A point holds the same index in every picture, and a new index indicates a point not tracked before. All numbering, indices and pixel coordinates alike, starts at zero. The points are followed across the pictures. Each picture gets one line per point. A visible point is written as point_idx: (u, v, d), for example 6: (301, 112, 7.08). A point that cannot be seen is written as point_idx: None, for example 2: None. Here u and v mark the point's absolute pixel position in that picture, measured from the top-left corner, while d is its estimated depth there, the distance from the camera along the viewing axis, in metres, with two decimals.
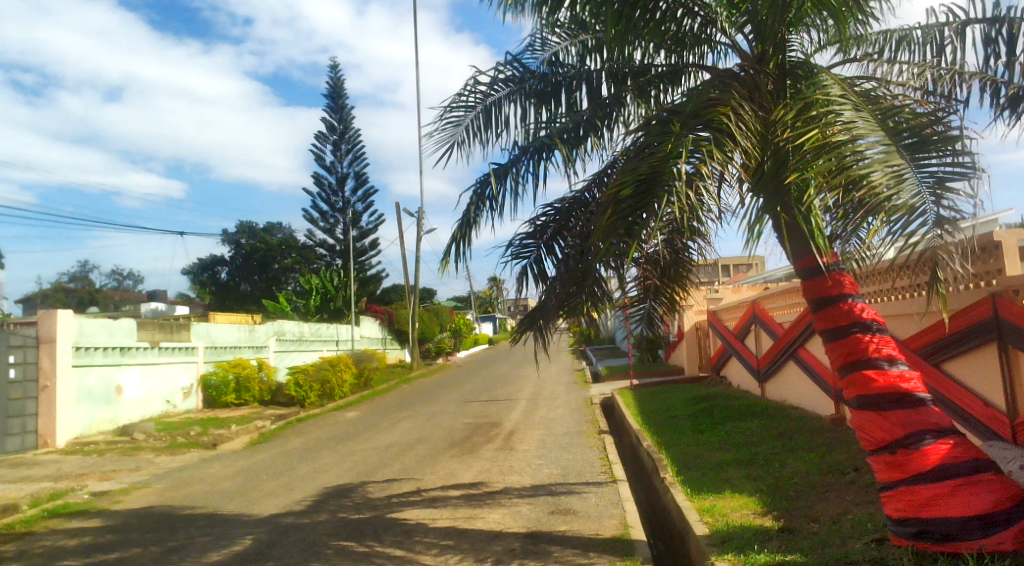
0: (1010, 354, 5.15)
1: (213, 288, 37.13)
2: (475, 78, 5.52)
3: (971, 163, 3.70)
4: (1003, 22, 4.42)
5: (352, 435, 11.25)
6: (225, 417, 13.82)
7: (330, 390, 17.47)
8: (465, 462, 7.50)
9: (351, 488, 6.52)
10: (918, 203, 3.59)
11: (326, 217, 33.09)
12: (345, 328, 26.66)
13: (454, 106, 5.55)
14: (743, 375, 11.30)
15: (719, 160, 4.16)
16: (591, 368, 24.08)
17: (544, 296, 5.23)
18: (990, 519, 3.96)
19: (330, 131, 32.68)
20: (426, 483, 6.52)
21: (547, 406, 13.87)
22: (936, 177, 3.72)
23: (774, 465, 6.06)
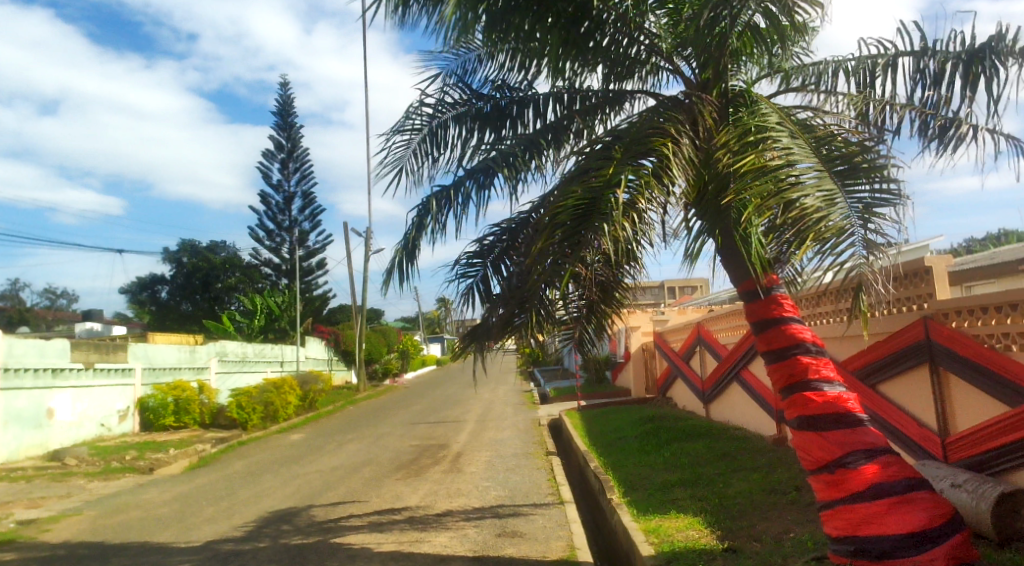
0: (942, 375, 5.33)
1: (153, 308, 36.06)
2: (419, 100, 5.37)
3: (897, 190, 3.96)
4: (929, 56, 4.61)
5: (296, 458, 11.04)
6: (163, 441, 13.40)
7: (273, 412, 17.14)
8: (412, 486, 7.40)
9: (294, 513, 6.38)
10: (847, 225, 3.77)
11: (272, 235, 32.63)
12: (289, 349, 26.31)
13: (400, 130, 5.38)
14: (689, 396, 11.43)
15: (653, 189, 4.43)
16: (538, 390, 24.08)
17: (487, 315, 5.22)
18: (923, 536, 4.17)
19: (277, 150, 32.32)
20: (371, 507, 6.42)
21: (495, 427, 13.79)
22: (864, 203, 3.98)
23: (718, 485, 6.11)
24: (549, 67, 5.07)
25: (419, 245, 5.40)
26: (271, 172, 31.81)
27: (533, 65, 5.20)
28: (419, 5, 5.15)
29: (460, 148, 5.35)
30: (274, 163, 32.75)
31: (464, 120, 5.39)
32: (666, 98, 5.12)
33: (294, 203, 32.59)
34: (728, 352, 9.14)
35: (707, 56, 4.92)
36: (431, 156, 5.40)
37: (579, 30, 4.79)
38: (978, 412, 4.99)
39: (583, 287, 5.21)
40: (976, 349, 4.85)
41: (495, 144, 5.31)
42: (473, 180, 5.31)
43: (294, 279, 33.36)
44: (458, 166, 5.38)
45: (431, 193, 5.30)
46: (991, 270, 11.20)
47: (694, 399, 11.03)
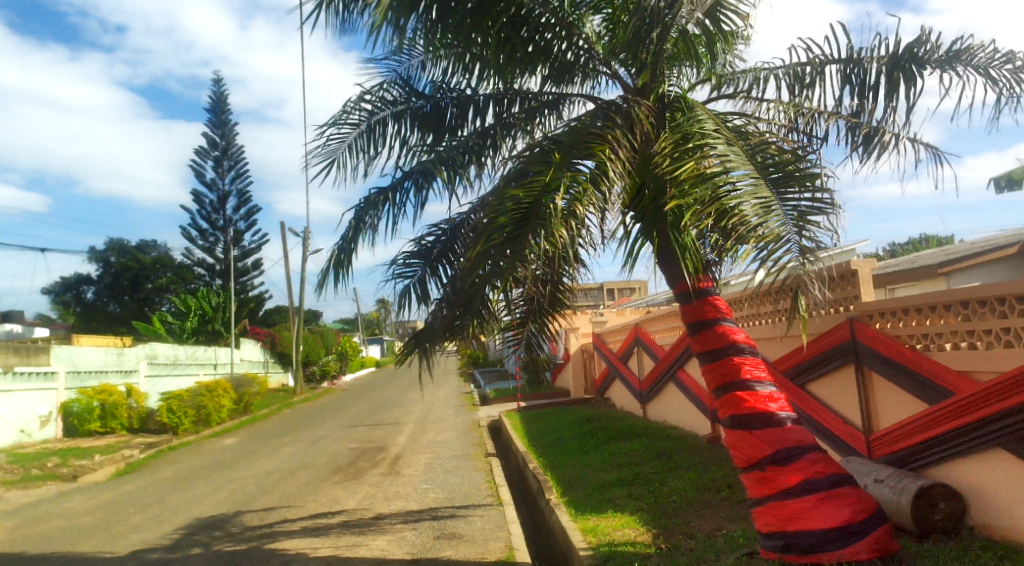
0: (866, 374, 5.63)
1: (77, 309, 34.66)
2: (358, 95, 5.36)
3: (828, 200, 4.02)
4: (856, 64, 4.73)
5: (230, 463, 10.76)
6: (88, 447, 12.90)
7: (206, 416, 16.74)
8: (349, 489, 7.31)
9: (226, 519, 6.23)
10: (783, 232, 3.85)
11: (206, 234, 31.99)
12: (223, 352, 25.73)
13: (338, 124, 5.36)
14: (626, 396, 11.61)
15: (590, 199, 4.50)
16: (477, 391, 24.15)
17: (431, 318, 5.19)
18: (847, 530, 4.31)
19: (211, 147, 31.58)
20: (307, 511, 6.31)
21: (435, 429, 13.74)
22: (799, 211, 4.03)
23: (654, 484, 6.21)
24: (490, 71, 5.09)
25: (357, 243, 5.36)
26: (204, 170, 31.03)
27: (475, 67, 5.19)
28: (359, 3, 5.09)
29: (398, 147, 5.36)
30: (207, 161, 32.01)
31: (404, 119, 5.39)
32: (605, 102, 5.19)
33: (228, 202, 31.92)
34: (664, 352, 9.31)
35: (644, 60, 5.07)
36: (368, 152, 5.38)
37: (518, 33, 4.84)
38: (901, 409, 5.28)
39: (525, 289, 5.18)
40: (901, 349, 5.17)
41: (435, 147, 5.32)
42: (412, 180, 5.30)
43: (228, 279, 32.71)
44: (399, 168, 5.39)
45: (370, 193, 5.27)
46: (908, 274, 11.84)
47: (631, 399, 11.21)
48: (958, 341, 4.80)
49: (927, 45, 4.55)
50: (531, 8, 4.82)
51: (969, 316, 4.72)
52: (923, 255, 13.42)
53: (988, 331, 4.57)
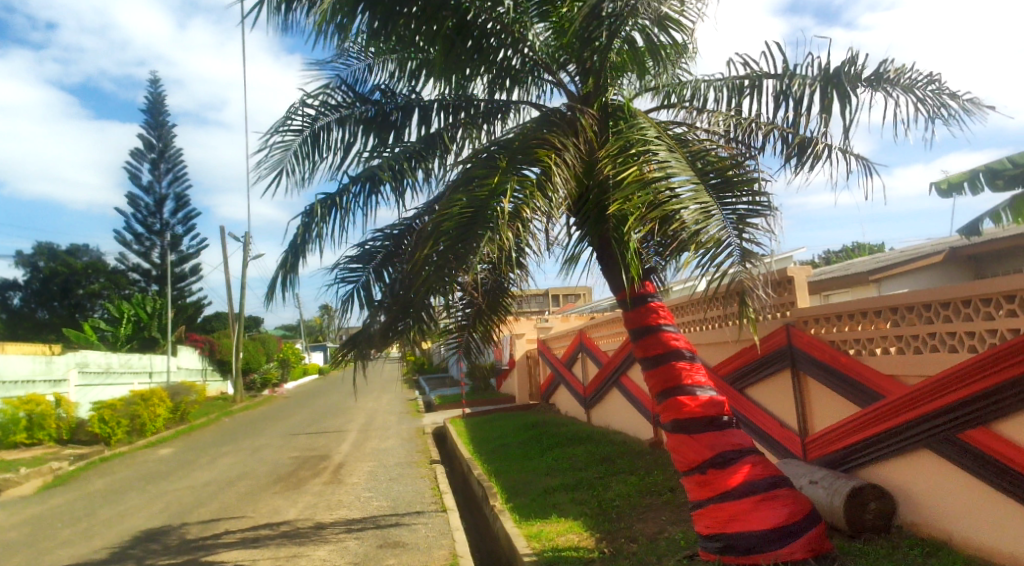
0: (801, 378, 5.79)
1: (3, 316, 33.19)
2: (301, 100, 5.29)
3: (766, 202, 4.17)
4: (789, 79, 4.93)
5: (165, 475, 10.45)
6: (13, 461, 12.36)
7: (140, 426, 16.25)
8: (290, 499, 7.18)
9: (161, 532, 6.06)
10: (723, 236, 3.94)
11: (141, 239, 31.16)
12: (160, 359, 25.01)
13: (280, 130, 5.26)
14: (570, 401, 11.69)
15: (539, 202, 4.49)
16: (422, 398, 23.96)
17: (367, 321, 5.20)
18: (784, 530, 4.41)
19: (147, 149, 30.81)
20: (247, 522, 6.18)
21: (379, 437, 13.59)
22: (738, 214, 4.15)
23: (597, 488, 6.26)
24: (435, 75, 5.09)
25: (306, 252, 5.25)
26: (138, 173, 30.22)
27: (421, 73, 5.20)
28: (301, 6, 5.02)
29: (344, 152, 5.29)
30: (143, 163, 31.19)
31: (348, 124, 5.33)
32: (549, 110, 5.22)
33: (165, 205, 31.17)
34: (608, 357, 9.42)
35: (589, 69, 5.13)
36: (313, 158, 5.29)
37: (464, 40, 4.85)
38: (835, 412, 5.45)
39: (467, 294, 5.19)
40: (834, 353, 5.34)
41: (381, 151, 5.27)
42: (359, 186, 5.21)
43: (166, 285, 31.89)
44: (345, 172, 5.30)
45: (316, 199, 5.16)
46: (842, 280, 12.29)
47: (575, 404, 11.29)
48: (888, 346, 5.00)
49: (856, 66, 4.74)
50: (476, 14, 4.83)
51: (897, 321, 4.92)
52: (856, 262, 13.95)
53: (915, 335, 4.78)
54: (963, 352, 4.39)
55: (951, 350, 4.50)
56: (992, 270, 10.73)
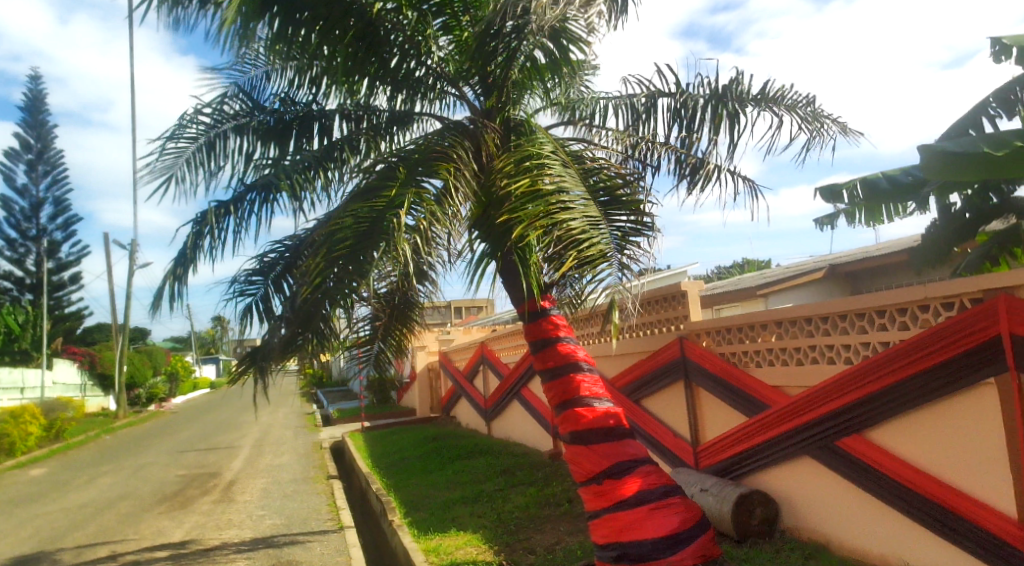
0: (693, 390, 6.01)
1: None
2: (196, 108, 5.12)
3: (650, 224, 4.36)
4: (684, 98, 5.13)
5: (36, 498, 9.77)
6: None
7: (7, 445, 15.22)
8: (176, 519, 6.89)
9: (27, 560, 5.66)
10: (608, 249, 4.08)
11: (15, 245, 29.26)
12: (33, 374, 23.47)
13: (173, 138, 5.07)
14: (471, 414, 11.73)
15: (437, 216, 4.50)
16: (320, 412, 23.36)
17: (267, 335, 5.07)
18: (676, 538, 4.53)
19: (23, 150, 29.04)
20: (126, 546, 5.87)
21: (274, 453, 13.21)
22: (623, 231, 4.33)
23: (496, 500, 6.29)
24: (335, 84, 5.03)
25: (197, 261, 5.05)
26: (13, 175, 28.41)
27: (322, 80, 5.11)
28: (196, 8, 4.86)
29: (240, 161, 5.14)
30: (20, 164, 29.31)
31: (246, 132, 5.20)
32: (451, 123, 5.27)
33: (43, 209, 29.40)
34: (508, 370, 9.51)
35: (491, 84, 5.19)
36: (207, 166, 5.12)
37: (366, 49, 4.83)
38: (725, 422, 5.67)
39: (370, 307, 5.07)
40: (724, 365, 5.57)
41: (280, 159, 5.16)
42: (253, 194, 5.08)
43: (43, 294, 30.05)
44: (240, 180, 5.16)
45: (209, 208, 4.97)
46: (732, 295, 12.83)
47: (476, 417, 11.34)
48: (772, 358, 5.24)
49: (742, 86, 4.98)
50: (388, 31, 4.88)
51: (781, 334, 5.17)
52: (744, 277, 14.74)
53: (797, 348, 5.04)
54: (840, 363, 4.68)
55: (829, 362, 4.78)
56: (865, 284, 11.60)
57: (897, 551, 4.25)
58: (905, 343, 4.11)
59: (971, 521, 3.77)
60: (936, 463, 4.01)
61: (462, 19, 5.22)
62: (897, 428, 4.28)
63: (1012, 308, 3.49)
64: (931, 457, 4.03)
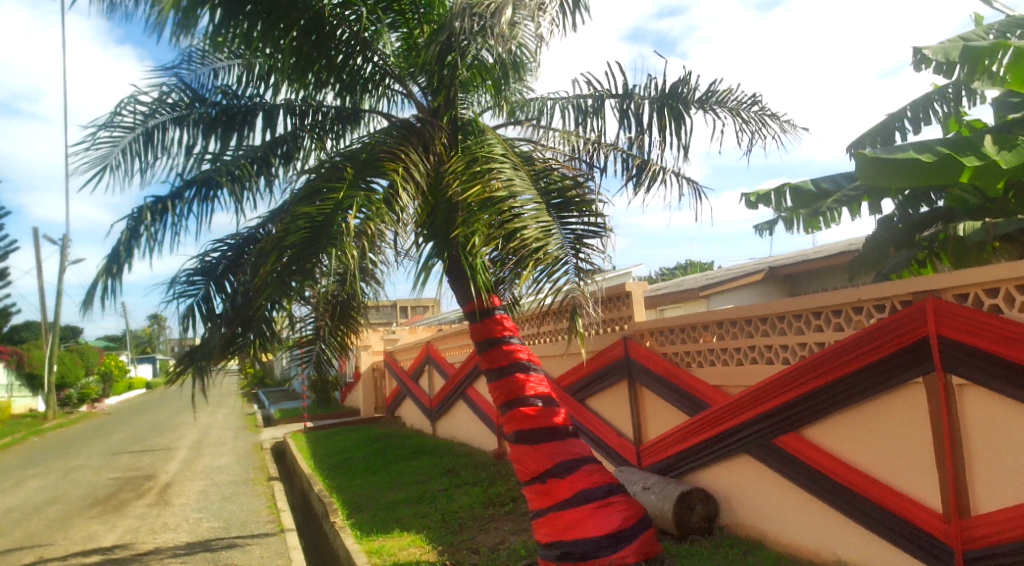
0: (637, 389, 6.10)
1: None
2: (133, 96, 4.98)
3: (601, 224, 4.40)
4: (629, 100, 5.19)
5: None
6: None
7: None
8: (107, 523, 6.68)
9: None
10: (561, 254, 4.09)
11: None
12: None
13: (107, 126, 4.91)
14: (416, 414, 11.69)
15: (385, 216, 4.42)
16: (261, 412, 22.93)
17: (207, 335, 4.97)
18: (617, 536, 4.57)
19: None
20: (52, 552, 5.67)
21: (213, 454, 12.91)
22: (576, 234, 4.36)
23: (440, 501, 6.28)
24: (280, 80, 4.98)
25: (131, 257, 4.91)
26: None
27: (269, 76, 5.04)
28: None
29: (179, 154, 5.02)
30: None
31: (186, 124, 5.06)
32: (399, 121, 5.23)
33: None
34: (453, 370, 9.50)
35: (438, 84, 5.18)
36: (143, 158, 4.99)
37: (313, 45, 4.75)
38: (668, 421, 5.77)
39: (316, 307, 5.04)
40: (668, 365, 5.66)
41: (221, 154, 5.06)
42: (192, 190, 4.99)
43: None
44: (178, 174, 5.03)
45: (145, 203, 4.85)
46: (676, 296, 13.03)
47: (421, 417, 11.31)
48: (713, 358, 5.34)
49: (688, 87, 5.05)
50: (334, 26, 4.81)
51: (722, 334, 5.29)
52: (686, 279, 15.08)
53: (738, 348, 5.15)
54: (778, 364, 4.79)
55: (768, 362, 4.90)
56: (803, 286, 12.05)
57: (830, 546, 4.37)
58: (839, 344, 4.22)
59: (897, 515, 3.91)
60: (867, 461, 4.13)
61: (411, 16, 5.22)
62: (831, 427, 4.40)
63: (941, 311, 3.62)
64: (862, 454, 4.16)
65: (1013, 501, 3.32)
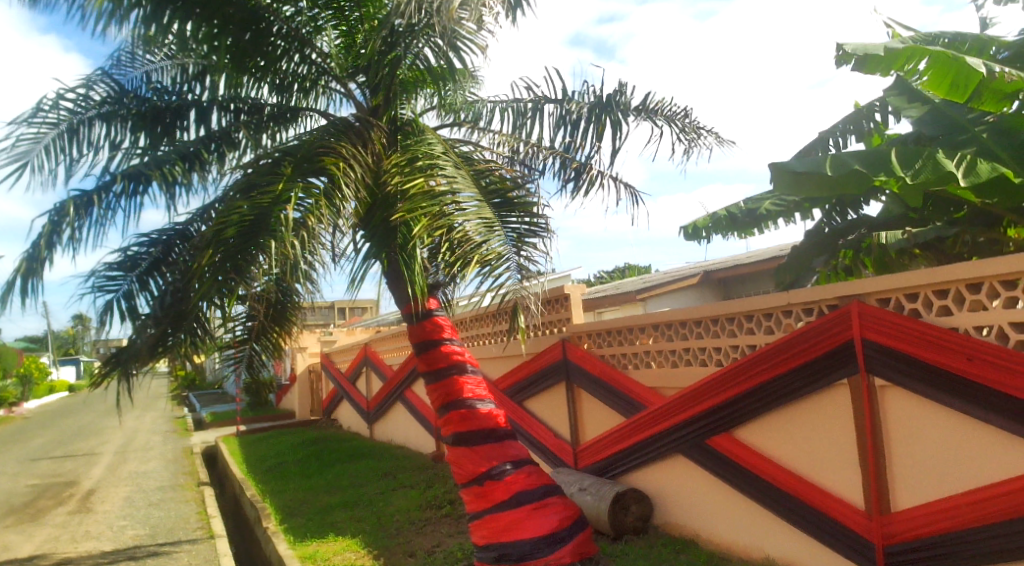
0: (575, 391, 6.16)
1: None
2: (57, 92, 4.79)
3: (543, 225, 4.42)
4: (568, 105, 5.25)
5: None
6: None
7: None
8: (22, 534, 6.40)
9: None
10: (504, 251, 4.08)
11: None
12: None
13: (29, 122, 4.72)
14: (352, 416, 11.59)
15: (326, 210, 4.35)
16: (192, 415, 22.31)
17: (133, 336, 4.81)
18: (553, 537, 4.58)
19: None
20: None
21: (140, 460, 12.49)
22: (518, 233, 4.35)
23: (376, 504, 6.23)
24: (214, 78, 4.91)
25: (53, 253, 4.73)
26: None
27: (204, 74, 5.04)
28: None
29: (105, 149, 4.87)
30: None
31: (114, 121, 4.92)
32: (336, 119, 5.16)
33: None
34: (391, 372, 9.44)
35: (378, 83, 5.14)
36: (68, 155, 4.79)
37: (248, 40, 4.64)
38: (605, 422, 5.84)
39: (252, 307, 4.97)
40: (605, 367, 5.73)
41: (151, 149, 4.95)
42: (120, 184, 4.85)
43: None
44: (103, 169, 4.88)
45: (69, 197, 4.69)
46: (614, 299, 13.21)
47: (357, 419, 11.22)
48: (649, 360, 5.44)
49: (625, 96, 5.14)
50: (269, 22, 4.73)
51: (658, 337, 5.39)
52: (622, 283, 15.37)
53: (673, 351, 5.24)
54: (711, 366, 4.89)
55: (702, 364, 4.99)
56: (735, 291, 12.46)
57: (760, 545, 4.49)
58: (768, 346, 4.32)
59: (820, 512, 4.04)
60: (795, 460, 4.26)
61: (348, 14, 5.18)
62: (760, 427, 4.52)
63: (864, 315, 3.75)
64: (789, 454, 4.29)
65: (931, 497, 3.45)
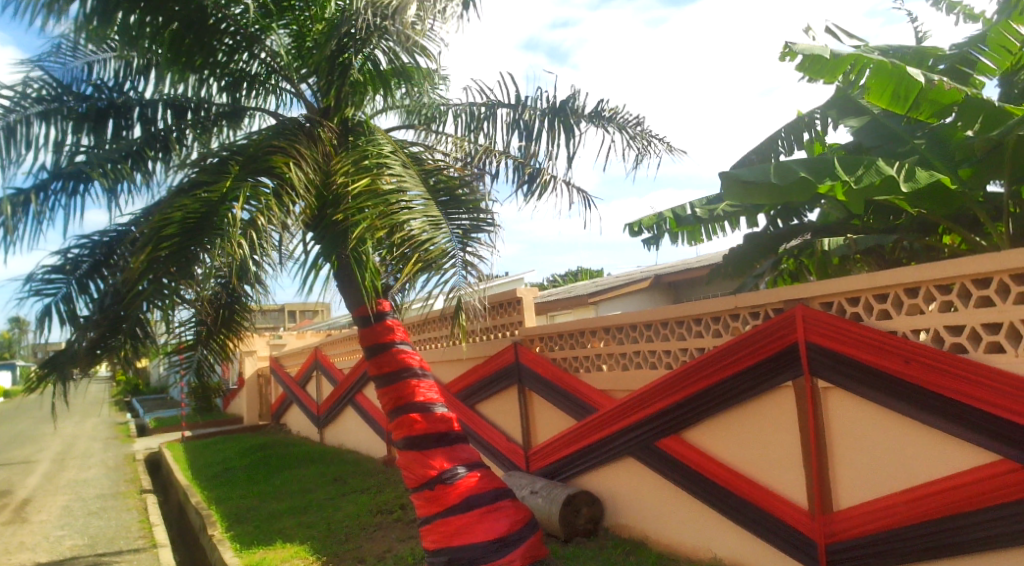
0: (527, 393, 6.19)
1: None
2: None
3: (489, 220, 4.44)
4: (521, 110, 5.28)
5: None
6: None
7: None
8: None
9: None
10: (449, 248, 4.08)
11: None
12: None
13: None
14: (303, 421, 11.46)
15: (274, 210, 4.28)
16: (138, 420, 21.73)
17: (71, 339, 4.69)
18: (504, 540, 4.59)
19: None
20: None
21: (81, 468, 12.12)
22: (463, 229, 4.36)
23: (325, 510, 6.17)
24: (158, 75, 4.82)
25: None
26: None
27: (149, 71, 4.96)
28: None
29: (47, 150, 4.72)
30: None
31: (54, 119, 4.74)
32: (286, 119, 5.10)
33: None
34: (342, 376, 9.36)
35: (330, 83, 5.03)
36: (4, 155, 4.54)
37: (193, 37, 4.58)
38: (557, 425, 5.87)
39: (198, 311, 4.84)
40: (557, 370, 5.77)
41: (95, 147, 4.83)
42: (61, 183, 4.76)
43: None
44: (43, 167, 4.73)
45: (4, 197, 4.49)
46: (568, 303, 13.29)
47: (308, 424, 11.09)
48: (600, 363, 5.49)
49: (578, 102, 5.20)
50: (217, 19, 4.65)
51: (609, 340, 5.44)
52: (576, 286, 15.41)
53: (624, 354, 5.30)
54: (661, 368, 4.95)
55: (652, 366, 5.04)
56: (686, 294, 12.65)
57: (708, 545, 4.55)
58: (716, 349, 4.39)
59: (764, 513, 4.12)
60: (741, 461, 4.33)
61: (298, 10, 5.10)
62: (708, 428, 4.59)
63: (808, 319, 3.85)
64: (737, 456, 4.36)
65: (870, 496, 3.55)
